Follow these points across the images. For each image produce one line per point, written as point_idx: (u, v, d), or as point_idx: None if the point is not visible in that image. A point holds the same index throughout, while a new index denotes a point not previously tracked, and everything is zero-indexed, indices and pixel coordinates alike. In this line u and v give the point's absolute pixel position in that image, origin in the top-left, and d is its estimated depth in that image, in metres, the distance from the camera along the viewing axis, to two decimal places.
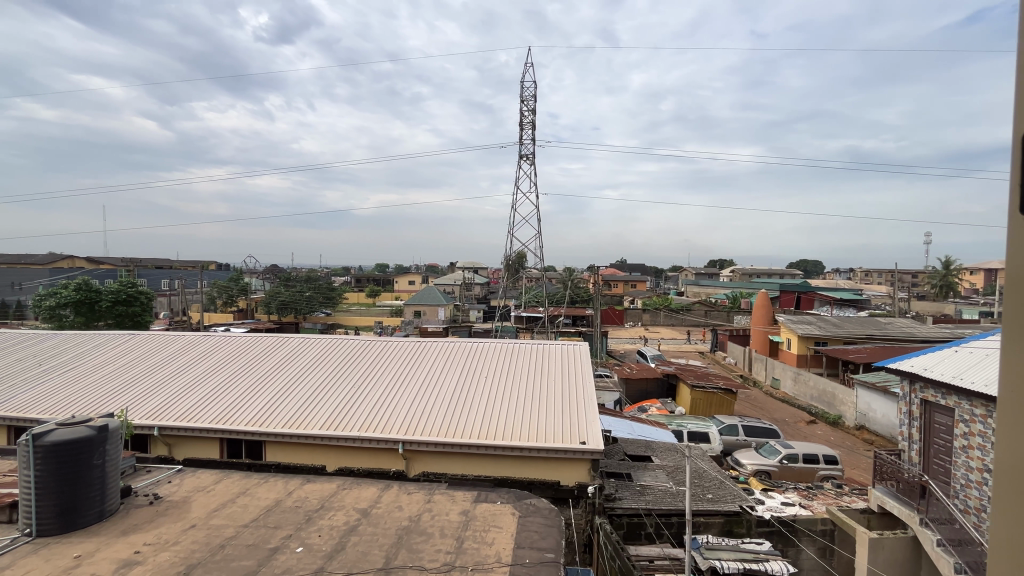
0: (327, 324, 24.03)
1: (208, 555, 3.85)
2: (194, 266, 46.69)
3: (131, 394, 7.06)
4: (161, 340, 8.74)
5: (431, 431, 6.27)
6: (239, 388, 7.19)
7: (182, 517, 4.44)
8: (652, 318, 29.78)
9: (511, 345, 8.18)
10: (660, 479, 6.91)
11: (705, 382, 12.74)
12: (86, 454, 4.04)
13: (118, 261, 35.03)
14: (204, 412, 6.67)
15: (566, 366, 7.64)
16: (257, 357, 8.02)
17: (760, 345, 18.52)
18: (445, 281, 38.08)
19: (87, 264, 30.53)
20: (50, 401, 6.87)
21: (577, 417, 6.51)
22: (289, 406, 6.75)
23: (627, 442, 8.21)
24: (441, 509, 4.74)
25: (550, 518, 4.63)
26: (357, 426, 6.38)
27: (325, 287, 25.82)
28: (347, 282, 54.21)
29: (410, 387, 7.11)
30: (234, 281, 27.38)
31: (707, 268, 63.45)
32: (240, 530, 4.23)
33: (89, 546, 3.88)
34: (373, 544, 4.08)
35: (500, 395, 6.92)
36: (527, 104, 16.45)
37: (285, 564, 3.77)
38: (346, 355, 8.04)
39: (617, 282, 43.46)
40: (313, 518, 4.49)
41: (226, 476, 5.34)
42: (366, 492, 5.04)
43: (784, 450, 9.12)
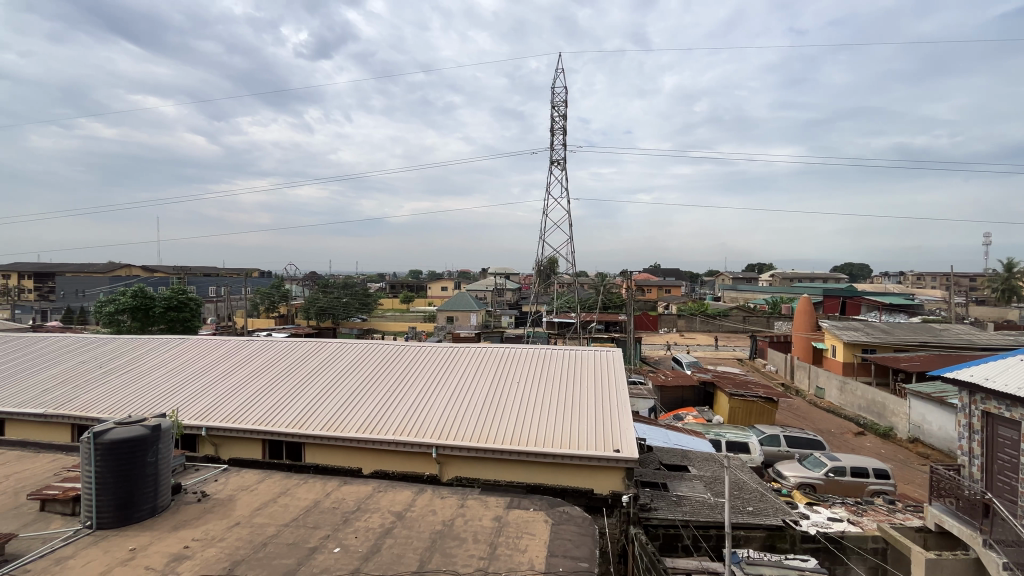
0: (363, 329, 24.64)
1: (251, 552, 3.99)
2: (238, 273, 48.92)
3: (182, 395, 7.42)
4: (209, 344, 9.15)
5: (464, 436, 6.30)
6: (280, 391, 7.45)
7: (227, 514, 4.62)
8: (687, 324, 29.08)
9: (543, 351, 8.14)
10: (697, 489, 6.69)
11: (744, 391, 12.32)
12: (141, 451, 4.28)
13: (170, 269, 36.98)
14: (248, 414, 6.94)
15: (599, 372, 7.54)
16: (297, 361, 8.29)
17: (802, 352, 17.79)
18: (477, 287, 38.44)
19: (142, 271, 32.44)
20: (109, 401, 7.30)
21: (610, 425, 6.42)
22: (327, 410, 6.94)
23: (662, 451, 8.03)
24: (474, 514, 4.76)
25: (584, 526, 4.58)
26: (392, 429, 6.49)
27: (362, 294, 26.51)
28: (382, 288, 55.53)
29: (444, 392, 7.16)
30: (275, 287, 28.38)
31: (744, 273, 61.49)
32: (281, 529, 4.37)
33: (142, 540, 4.09)
34: (407, 547, 4.13)
35: (533, 401, 6.89)
36: (558, 109, 16.48)
37: (323, 563, 3.86)
38: (381, 360, 8.19)
39: (651, 288, 42.75)
40: (349, 519, 4.58)
41: (268, 476, 5.53)
42: (400, 496, 5.11)
43: (829, 463, 8.69)
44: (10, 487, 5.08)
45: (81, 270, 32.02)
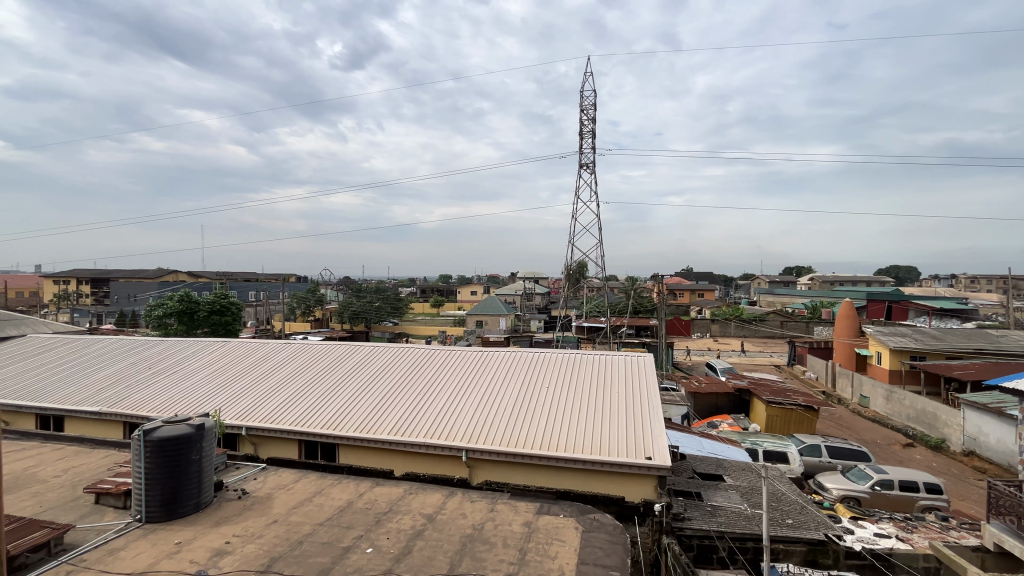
0: (394, 333, 25.11)
1: (288, 549, 4.11)
2: (277, 278, 50.68)
3: (224, 396, 7.73)
4: (249, 347, 9.49)
5: (494, 440, 6.31)
6: (315, 393, 7.65)
7: (266, 512, 4.76)
8: (721, 328, 28.27)
9: (573, 356, 8.07)
10: (733, 500, 6.48)
11: (783, 398, 11.86)
12: (186, 449, 4.47)
13: (213, 274, 38.62)
14: (285, 414, 7.16)
15: (630, 377, 7.43)
16: (332, 364, 8.51)
17: (844, 359, 17.03)
18: (506, 292, 38.56)
19: (188, 276, 34.09)
20: (157, 401, 7.66)
21: (642, 431, 6.31)
22: (360, 412, 7.08)
23: (696, 459, 7.82)
24: (503, 518, 4.75)
25: (615, 535, 4.52)
26: (423, 432, 6.56)
27: (393, 298, 26.98)
28: (413, 292, 56.41)
29: (473, 396, 7.20)
30: (311, 292, 29.14)
31: (781, 277, 59.38)
32: (316, 528, 4.48)
33: (187, 534, 4.27)
34: (438, 549, 4.17)
35: (563, 406, 6.84)
36: (587, 112, 16.40)
37: (356, 563, 3.93)
38: (412, 364, 8.31)
39: (683, 292, 41.82)
40: (381, 520, 4.65)
41: (304, 476, 5.68)
42: (431, 499, 5.15)
43: (875, 475, 8.28)
44: (68, 480, 5.40)
45: (134, 275, 33.93)
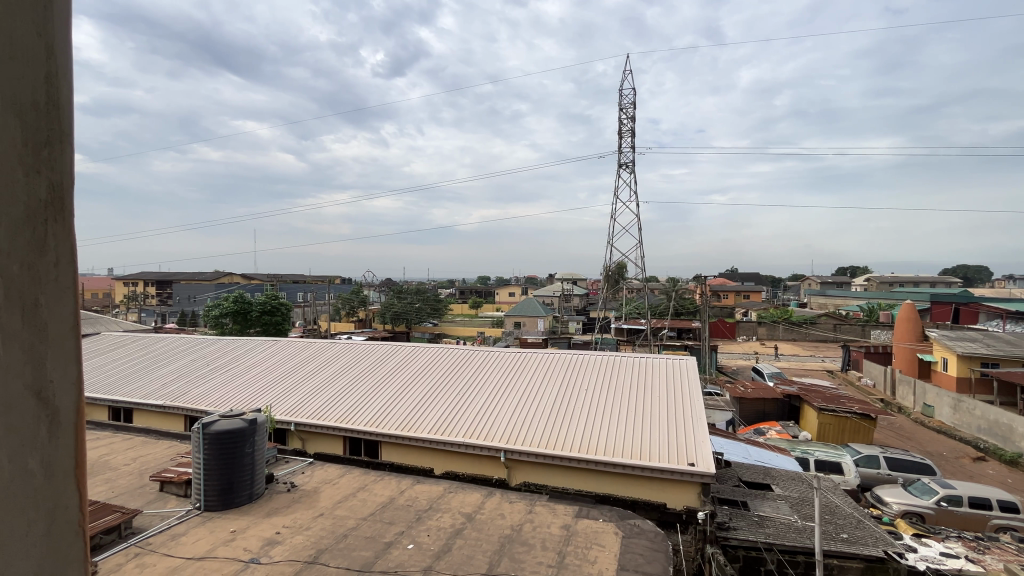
0: (434, 333, 25.56)
1: (334, 542, 4.25)
2: (323, 279, 52.65)
3: (275, 392, 8.10)
4: (297, 346, 9.88)
5: (532, 442, 6.32)
6: (358, 391, 7.88)
7: (313, 505, 4.95)
8: (768, 331, 27.12)
9: (612, 357, 7.97)
10: (782, 511, 6.17)
11: (836, 405, 11.23)
12: (240, 443, 4.69)
13: (264, 276, 40.46)
14: (331, 411, 7.44)
15: (671, 380, 7.26)
16: (374, 363, 8.75)
17: (906, 365, 15.97)
18: (545, 293, 38.59)
19: (243, 278, 36.00)
20: (214, 396, 8.13)
21: (684, 437, 6.15)
22: (401, 410, 7.26)
23: (742, 467, 7.54)
24: (542, 520, 4.74)
25: (656, 542, 4.43)
26: (462, 432, 6.65)
27: (433, 299, 27.48)
28: (451, 293, 57.26)
29: (512, 397, 7.23)
30: (354, 293, 29.99)
31: (834, 278, 56.18)
32: (360, 522, 4.61)
33: (241, 523, 4.49)
34: (477, 548, 4.20)
35: (602, 408, 6.77)
36: (627, 110, 16.08)
37: (398, 558, 4.02)
38: (451, 364, 8.42)
39: (728, 293, 40.43)
40: (422, 518, 4.74)
41: (348, 471, 5.87)
42: (470, 498, 5.21)
43: (941, 490, 7.71)
44: (136, 468, 5.80)
45: (193, 277, 36.21)
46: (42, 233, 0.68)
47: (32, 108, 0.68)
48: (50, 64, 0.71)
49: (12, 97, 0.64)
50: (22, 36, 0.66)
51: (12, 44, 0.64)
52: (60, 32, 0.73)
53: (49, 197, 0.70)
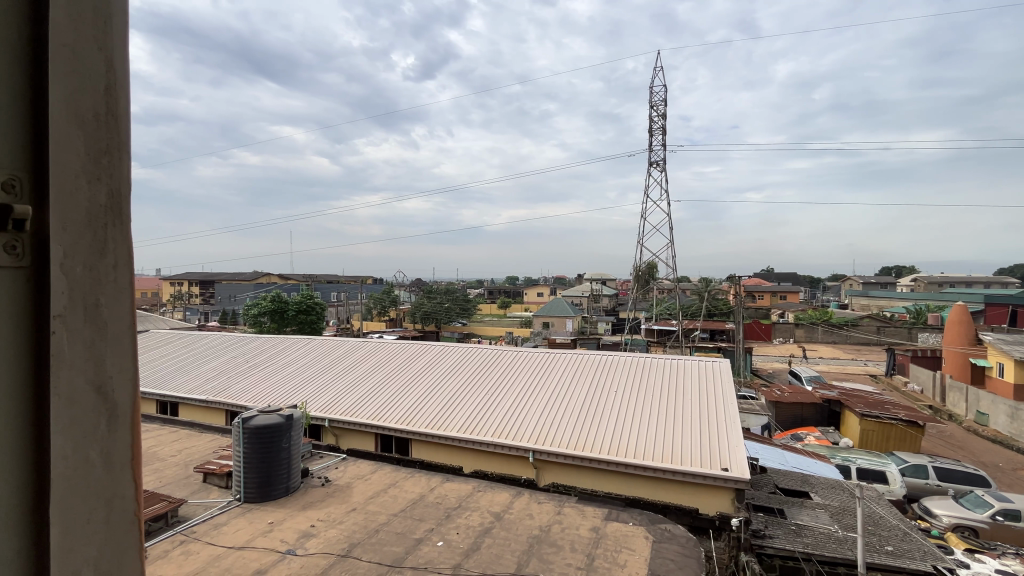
0: (463, 333, 25.74)
1: (366, 536, 4.34)
2: (356, 279, 53.96)
3: (310, 389, 8.34)
4: (331, 345, 10.13)
5: (561, 443, 6.29)
6: (389, 390, 8.03)
7: (346, 500, 5.07)
8: (807, 333, 26.13)
9: (643, 359, 7.84)
10: (821, 520, 5.93)
11: (881, 412, 10.72)
12: (277, 438, 4.84)
13: (300, 276, 41.74)
14: (363, 408, 7.60)
15: (704, 382, 7.08)
16: (405, 362, 8.88)
17: (957, 370, 15.11)
18: (574, 293, 38.51)
19: (281, 279, 37.26)
20: (253, 392, 8.44)
21: (717, 441, 6.00)
22: (431, 409, 7.35)
23: (778, 473, 7.31)
24: (571, 522, 4.71)
25: (688, 547, 4.35)
26: (491, 432, 6.67)
27: (462, 299, 27.79)
28: (480, 293, 57.61)
29: (540, 398, 7.20)
30: (386, 292, 30.58)
31: (878, 278, 53.63)
32: (391, 518, 4.70)
33: (278, 515, 4.64)
34: (506, 548, 4.21)
35: (632, 410, 6.67)
36: (657, 107, 15.74)
37: (428, 555, 4.07)
38: (480, 364, 8.46)
39: (763, 294, 39.20)
40: (451, 515, 4.79)
41: (380, 468, 5.99)
42: (499, 497, 5.23)
43: (997, 504, 7.28)
44: (182, 460, 6.07)
45: (234, 278, 37.70)
46: (101, 237, 0.71)
47: (91, 119, 0.71)
48: (110, 77, 0.73)
49: (71, 104, 0.68)
50: (82, 51, 0.69)
51: (77, 59, 0.68)
52: (118, 46, 0.76)
53: (108, 202, 0.73)
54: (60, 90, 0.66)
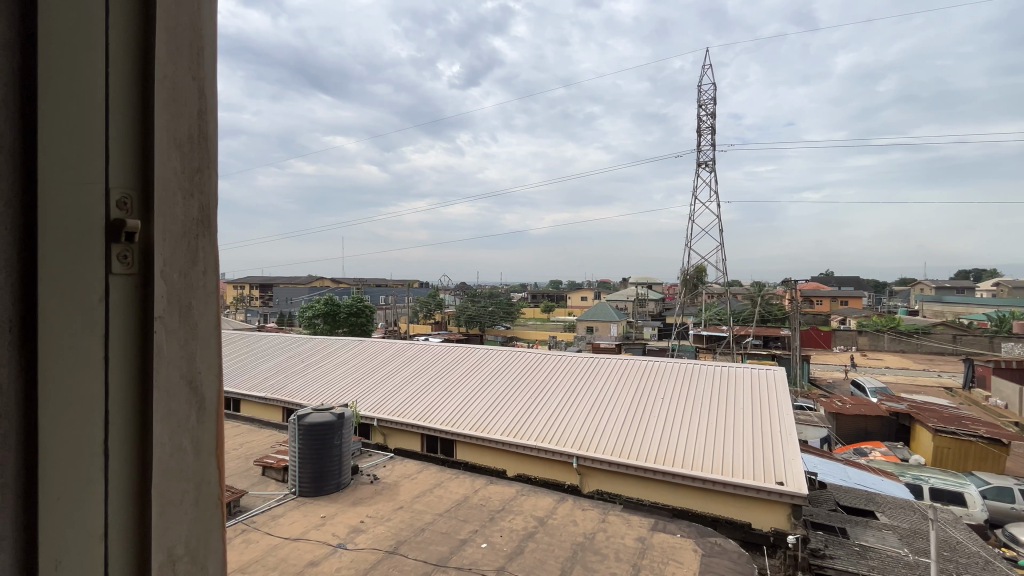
0: (506, 337, 25.85)
1: (412, 534, 4.44)
2: (403, 283, 55.70)
3: (360, 389, 8.64)
4: (380, 346, 10.47)
5: (605, 449, 6.20)
6: (435, 391, 8.19)
7: (393, 498, 5.20)
8: (871, 341, 24.44)
9: (691, 365, 7.62)
10: (889, 542, 5.50)
11: (957, 428, 9.86)
12: (329, 435, 5.03)
13: (351, 280, 43.44)
14: (409, 408, 7.80)
15: (757, 391, 6.79)
16: (450, 365, 9.03)
17: None
18: (618, 297, 37.95)
19: (333, 283, 38.93)
20: (308, 391, 8.84)
21: (772, 454, 5.71)
22: (475, 411, 7.44)
23: (840, 490, 6.88)
24: (616, 530, 4.62)
25: (739, 563, 4.17)
26: (534, 436, 6.67)
27: (505, 303, 28.06)
28: (524, 296, 57.77)
29: (584, 403, 7.15)
30: (432, 296, 31.25)
31: (954, 283, 49.38)
32: (436, 517, 4.77)
33: (330, 510, 4.83)
34: (549, 553, 4.18)
35: (680, 418, 6.48)
36: (705, 107, 15.20)
37: (472, 556, 4.11)
38: (523, 367, 8.50)
39: (822, 299, 37.03)
40: (495, 518, 4.81)
41: (426, 468, 6.10)
42: (543, 502, 5.21)
43: None
44: (243, 453, 6.44)
45: (292, 282, 39.75)
46: (193, 248, 0.65)
47: (188, 141, 0.65)
48: (205, 100, 0.67)
49: (174, 130, 0.62)
50: (182, 83, 0.64)
51: (177, 88, 0.62)
52: (211, 71, 0.69)
53: (200, 215, 0.67)
54: (166, 115, 0.62)
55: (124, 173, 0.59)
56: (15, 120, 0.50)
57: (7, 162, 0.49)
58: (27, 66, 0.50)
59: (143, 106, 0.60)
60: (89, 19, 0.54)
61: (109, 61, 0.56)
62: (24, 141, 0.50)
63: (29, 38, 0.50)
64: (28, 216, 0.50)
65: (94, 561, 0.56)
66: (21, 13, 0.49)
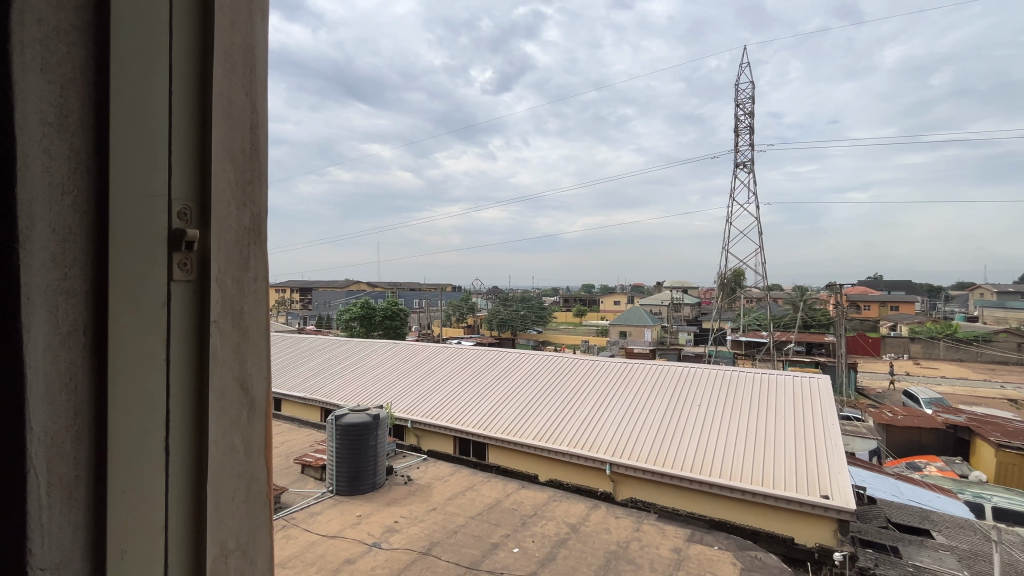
0: (538, 341, 25.74)
1: (445, 536, 4.48)
2: (436, 286, 56.56)
3: (394, 391, 8.79)
4: (414, 349, 10.64)
5: (639, 457, 6.08)
6: (467, 395, 8.24)
7: (426, 499, 5.26)
8: (925, 349, 23.03)
9: (728, 371, 7.40)
10: (946, 563, 5.14)
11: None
12: (365, 436, 5.13)
13: (387, 285, 44.35)
14: (443, 411, 7.88)
15: (800, 399, 6.52)
16: (482, 369, 9.09)
17: None
18: (652, 301, 37.28)
19: (369, 286, 39.87)
20: (345, 392, 9.08)
21: (816, 466, 5.47)
22: (507, 415, 7.45)
23: (891, 506, 6.51)
24: (650, 540, 4.52)
25: None
26: (567, 441, 6.62)
27: (537, 306, 28.03)
28: (556, 301, 57.52)
29: (617, 409, 7.04)
30: (464, 300, 31.54)
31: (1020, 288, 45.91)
32: (468, 520, 4.80)
33: (365, 509, 4.93)
34: (582, 561, 4.14)
35: (717, 426, 6.30)
36: (743, 106, 14.69)
37: (504, 561, 4.10)
38: (556, 371, 8.46)
39: (870, 304, 35.20)
40: (527, 523, 4.79)
41: (458, 471, 6.15)
42: (575, 508, 5.16)
43: None
44: (283, 451, 6.66)
45: (329, 286, 40.95)
46: (245, 254, 0.69)
47: (241, 154, 0.67)
48: (255, 117, 0.71)
49: (229, 143, 0.65)
50: (235, 100, 0.67)
51: (232, 105, 0.66)
52: (261, 86, 0.72)
53: (252, 223, 0.70)
54: (222, 130, 0.65)
55: (184, 186, 0.62)
56: (89, 141, 0.53)
57: (83, 178, 0.53)
58: (102, 88, 0.54)
59: (203, 122, 0.63)
60: (156, 38, 0.57)
61: (173, 81, 0.60)
62: (98, 159, 0.54)
63: (101, 60, 0.53)
64: (103, 228, 0.54)
65: (156, 553, 0.59)
66: (97, 41, 0.53)
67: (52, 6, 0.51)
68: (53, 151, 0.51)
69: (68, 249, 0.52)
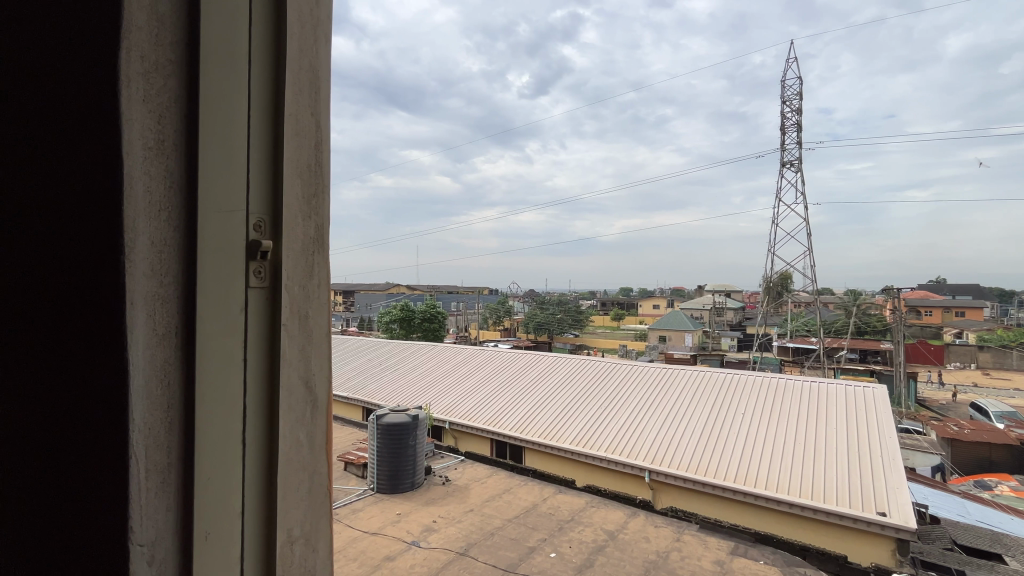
0: (575, 345, 25.51)
1: (482, 538, 4.51)
2: (473, 289, 57.06)
3: (432, 393, 8.96)
4: (452, 351, 10.78)
5: (679, 465, 5.93)
6: (504, 398, 8.29)
7: (464, 500, 5.32)
8: (997, 358, 21.26)
9: (775, 378, 7.10)
10: None
11: None
12: (404, 436, 5.24)
13: (426, 288, 45.16)
14: (480, 413, 7.96)
15: (853, 410, 6.17)
16: (519, 372, 9.11)
17: None
18: (693, 305, 36.25)
19: (408, 290, 40.75)
20: (385, 392, 9.34)
21: (871, 481, 5.17)
22: (543, 419, 7.44)
23: (956, 527, 6.07)
24: (691, 552, 4.39)
25: None
26: (604, 446, 6.55)
27: (574, 310, 27.81)
28: (594, 304, 56.88)
29: (656, 415, 6.90)
30: (501, 303, 31.68)
31: None
32: (505, 523, 4.82)
33: (405, 508, 5.03)
34: (620, 569, 4.07)
35: (763, 436, 6.06)
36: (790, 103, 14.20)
37: (541, 565, 4.09)
38: (593, 376, 8.37)
39: (932, 309, 32.89)
40: (564, 528, 4.76)
41: (495, 473, 6.18)
42: (613, 515, 5.08)
43: None
44: None
45: (370, 289, 42.13)
46: (310, 262, 0.73)
47: (307, 169, 0.72)
48: (319, 134, 0.75)
49: (298, 160, 0.70)
50: (303, 119, 0.71)
51: (300, 122, 0.70)
52: (324, 104, 0.77)
53: (316, 233, 0.75)
54: (292, 147, 0.69)
55: (258, 197, 0.66)
56: (182, 161, 0.59)
57: (177, 197, 0.59)
58: (190, 111, 0.59)
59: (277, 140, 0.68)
60: (237, 63, 0.62)
61: (251, 103, 0.65)
62: (187, 177, 0.59)
63: (191, 89, 0.59)
64: (189, 237, 0.59)
65: (234, 537, 0.64)
66: (187, 72, 0.59)
67: (153, 40, 0.57)
68: (151, 171, 0.57)
69: (163, 259, 0.58)
